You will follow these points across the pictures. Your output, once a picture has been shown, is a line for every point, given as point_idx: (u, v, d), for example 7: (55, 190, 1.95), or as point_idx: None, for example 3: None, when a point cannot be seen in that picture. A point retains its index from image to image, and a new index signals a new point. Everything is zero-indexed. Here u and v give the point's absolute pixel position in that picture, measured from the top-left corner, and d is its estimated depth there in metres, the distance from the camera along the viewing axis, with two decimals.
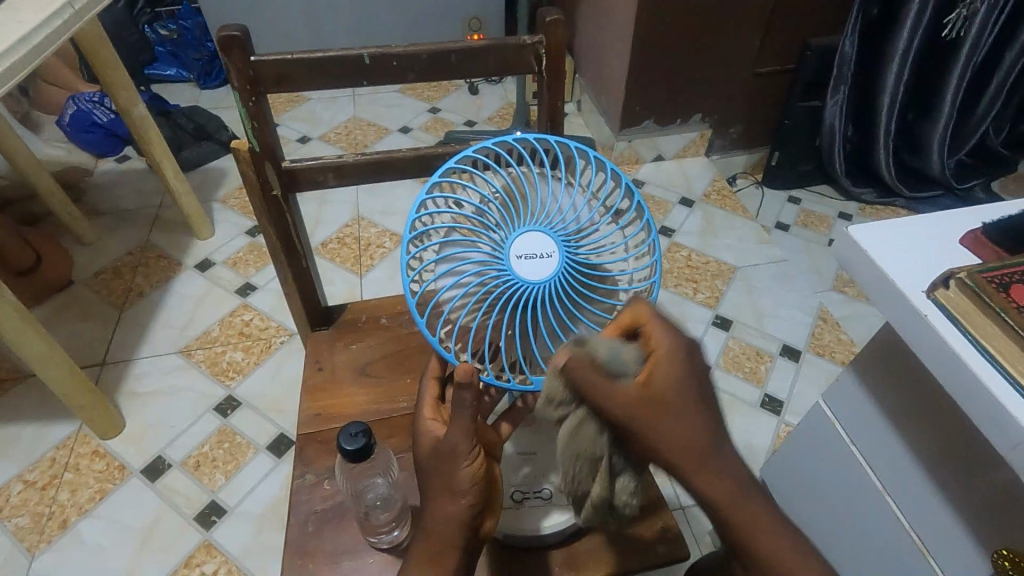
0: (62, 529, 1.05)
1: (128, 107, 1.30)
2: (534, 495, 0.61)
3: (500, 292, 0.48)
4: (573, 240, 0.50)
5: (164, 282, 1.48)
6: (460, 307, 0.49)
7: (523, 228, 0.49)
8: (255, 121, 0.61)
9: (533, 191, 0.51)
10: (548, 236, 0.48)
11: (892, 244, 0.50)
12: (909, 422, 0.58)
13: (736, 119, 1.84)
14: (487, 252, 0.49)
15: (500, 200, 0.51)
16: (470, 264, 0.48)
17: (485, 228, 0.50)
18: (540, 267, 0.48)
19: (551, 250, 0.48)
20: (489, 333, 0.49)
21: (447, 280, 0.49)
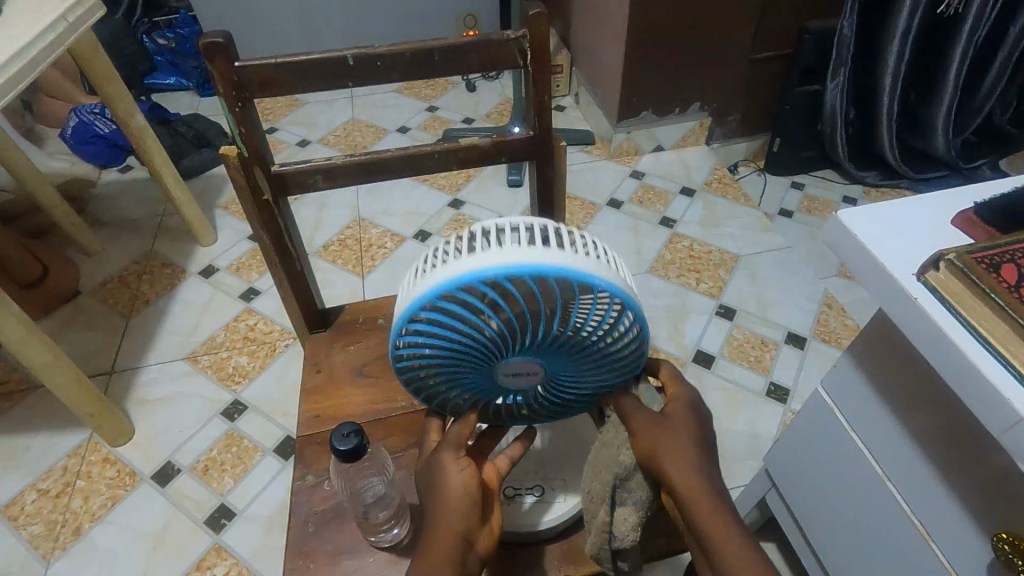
0: (76, 535, 1.06)
1: (126, 117, 1.31)
2: (524, 492, 0.63)
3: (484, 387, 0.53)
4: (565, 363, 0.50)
5: (169, 289, 1.50)
6: (452, 393, 0.54)
7: (515, 357, 0.49)
8: (242, 127, 0.62)
9: (534, 340, 0.47)
10: (537, 364, 0.50)
11: (882, 227, 0.50)
12: (909, 411, 0.57)
13: (735, 106, 1.83)
14: (479, 372, 0.50)
15: (498, 339, 0.47)
16: (462, 370, 0.50)
17: (479, 359, 0.49)
18: (523, 380, 0.52)
19: (539, 371, 0.51)
20: (476, 407, 0.55)
21: (439, 380, 0.52)
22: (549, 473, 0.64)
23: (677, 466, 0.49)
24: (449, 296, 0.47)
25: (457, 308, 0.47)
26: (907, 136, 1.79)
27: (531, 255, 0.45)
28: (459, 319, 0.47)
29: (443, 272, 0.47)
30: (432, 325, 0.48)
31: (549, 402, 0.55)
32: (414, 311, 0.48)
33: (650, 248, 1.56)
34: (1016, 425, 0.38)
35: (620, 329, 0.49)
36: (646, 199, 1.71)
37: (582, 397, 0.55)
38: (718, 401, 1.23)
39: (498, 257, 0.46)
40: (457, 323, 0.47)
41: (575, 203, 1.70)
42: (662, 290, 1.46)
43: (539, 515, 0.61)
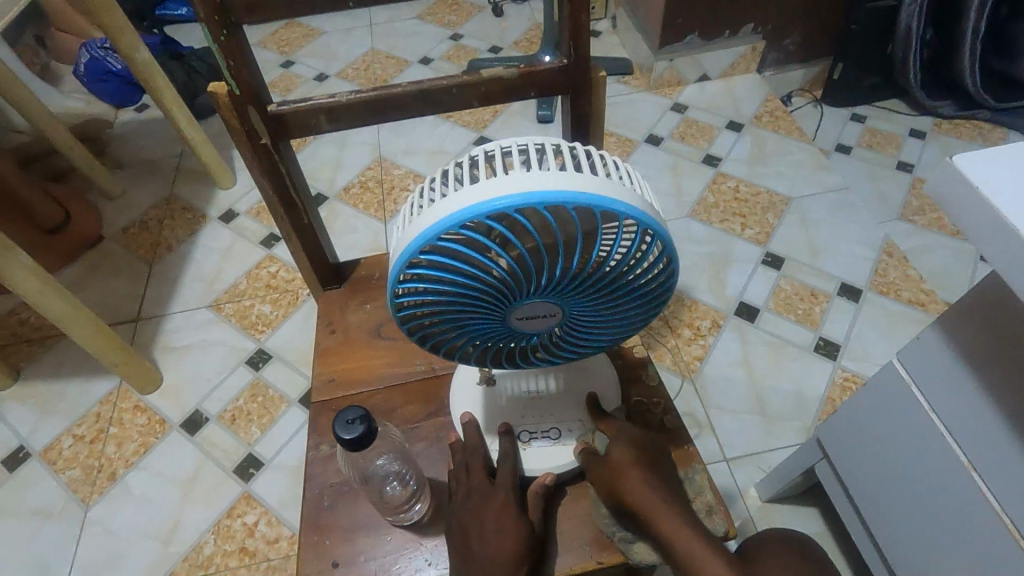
0: (112, 480, 1.08)
1: (130, 51, 1.23)
2: (542, 435, 0.59)
3: (491, 332, 0.46)
4: (582, 300, 0.44)
5: (190, 234, 1.46)
6: (462, 339, 0.48)
7: (530, 299, 0.42)
8: (230, 60, 0.54)
9: (548, 277, 0.40)
10: (553, 303, 0.43)
11: (1009, 176, 0.39)
12: (1011, 394, 0.49)
13: (793, 26, 1.63)
14: (489, 313, 0.44)
15: (511, 281, 0.40)
16: (469, 314, 0.44)
17: (490, 299, 0.42)
18: (536, 322, 0.45)
19: (556, 310, 0.44)
20: (488, 351, 0.50)
21: (446, 326, 0.45)
22: (565, 412, 0.60)
23: (631, 488, 0.52)
24: (448, 236, 0.39)
25: (458, 247, 0.39)
26: (992, 59, 1.58)
27: (543, 181, 0.37)
28: (465, 261, 0.40)
29: (440, 208, 0.39)
30: (431, 267, 0.40)
31: (563, 343, 0.49)
32: (409, 257, 0.40)
33: (692, 190, 1.44)
34: None
35: (646, 258, 0.42)
36: (688, 135, 1.57)
37: (604, 334, 0.49)
38: (762, 358, 1.15)
39: (504, 186, 0.37)
40: (462, 263, 0.40)
41: (610, 140, 1.58)
42: (703, 236, 1.35)
43: (563, 456, 0.58)
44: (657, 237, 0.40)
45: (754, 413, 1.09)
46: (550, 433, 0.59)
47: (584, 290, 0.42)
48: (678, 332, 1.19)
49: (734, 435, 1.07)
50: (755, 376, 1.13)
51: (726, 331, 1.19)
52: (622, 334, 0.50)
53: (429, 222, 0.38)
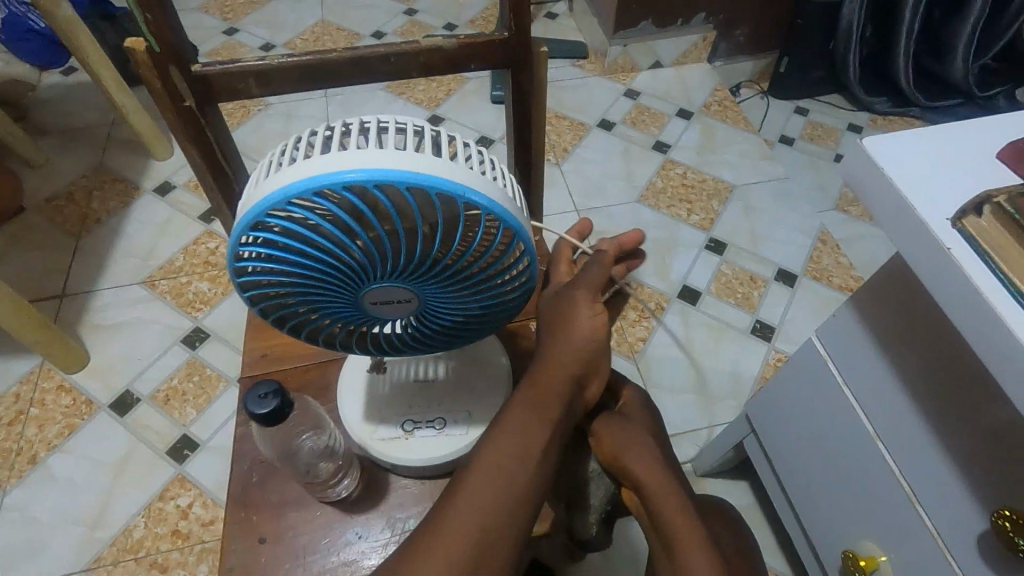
0: (32, 463, 1.03)
1: (51, 7, 1.15)
2: (425, 426, 0.56)
3: (344, 314, 0.44)
4: (441, 289, 0.43)
5: (122, 207, 1.38)
6: (316, 319, 0.45)
7: (385, 281, 0.41)
8: (148, 14, 0.50)
9: (405, 261, 0.39)
10: (410, 290, 0.42)
11: (915, 162, 0.41)
12: (919, 368, 0.52)
13: (742, 18, 1.67)
14: (338, 294, 0.42)
15: (365, 260, 0.38)
16: (321, 292, 0.41)
17: (336, 280, 0.40)
18: (391, 308, 0.44)
19: (411, 299, 0.43)
20: (345, 335, 0.47)
21: (292, 302, 0.42)
22: (453, 401, 0.57)
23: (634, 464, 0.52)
24: (298, 203, 0.36)
25: (309, 218, 0.37)
26: (925, 59, 1.65)
27: (402, 161, 0.35)
28: (315, 234, 0.37)
29: (289, 172, 0.36)
30: (281, 237, 0.37)
31: (427, 334, 0.48)
32: (252, 221, 0.37)
33: (642, 175, 1.46)
34: None
35: (507, 255, 0.42)
36: (640, 122, 1.59)
37: (470, 328, 0.48)
38: (703, 340, 1.19)
39: (362, 157, 0.35)
40: (313, 235, 0.37)
41: (564, 123, 1.58)
42: (651, 221, 1.38)
43: (440, 450, 0.55)
44: (518, 235, 0.40)
45: (692, 392, 1.13)
46: (434, 424, 0.56)
47: (443, 277, 0.41)
48: (624, 314, 1.22)
49: (674, 414, 1.10)
50: (695, 357, 1.17)
51: (670, 313, 1.23)
52: (488, 328, 0.49)
53: (278, 185, 0.35)
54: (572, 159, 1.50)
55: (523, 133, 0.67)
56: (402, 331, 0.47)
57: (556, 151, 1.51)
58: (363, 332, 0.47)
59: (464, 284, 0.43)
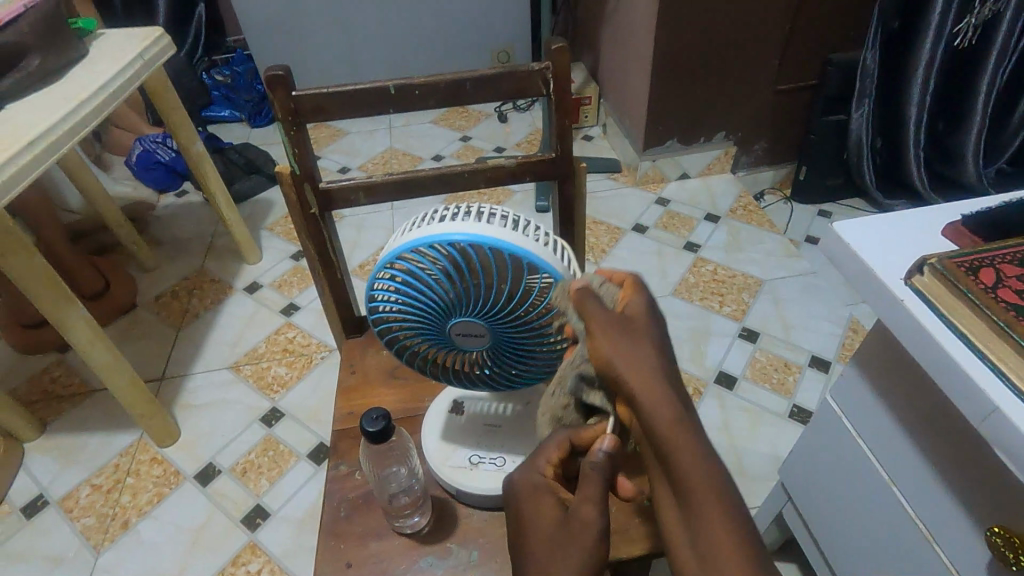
0: (124, 528, 1.14)
1: (188, 144, 1.44)
2: (487, 462, 0.66)
3: (435, 344, 0.58)
4: (507, 336, 0.55)
5: (217, 303, 1.60)
6: (415, 346, 0.59)
7: (468, 323, 0.54)
8: (296, 148, 0.70)
9: (483, 308, 0.52)
10: (485, 333, 0.55)
11: (875, 236, 0.51)
12: (908, 410, 0.56)
13: (760, 135, 1.88)
14: (433, 328, 0.56)
15: (455, 304, 0.52)
16: (420, 324, 0.55)
17: (436, 310, 0.54)
18: (467, 344, 0.57)
19: (485, 338, 0.55)
20: (430, 360, 0.60)
21: (401, 323, 0.56)
22: (511, 446, 0.67)
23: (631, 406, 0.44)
24: (421, 253, 0.52)
25: (424, 267, 0.52)
26: (938, 165, 1.78)
27: (508, 235, 0.51)
28: (426, 279, 0.52)
29: (419, 231, 0.52)
30: (404, 277, 0.53)
31: (491, 373, 0.60)
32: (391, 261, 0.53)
33: (674, 272, 1.60)
34: (992, 412, 0.39)
35: (563, 321, 0.54)
36: (671, 225, 1.75)
37: (525, 376, 0.60)
38: (740, 422, 1.24)
39: (468, 227, 0.51)
40: (425, 279, 0.52)
41: (601, 228, 1.76)
42: (685, 313, 1.49)
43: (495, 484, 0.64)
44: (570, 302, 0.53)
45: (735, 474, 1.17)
46: (495, 462, 0.66)
47: (508, 326, 0.54)
48: None
49: None
50: (735, 440, 1.21)
51: (707, 397, 1.29)
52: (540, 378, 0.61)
53: (415, 238, 0.52)
54: (609, 258, 1.65)
55: (567, 231, 0.82)
56: (472, 367, 0.60)
57: (595, 252, 1.67)
58: (445, 365, 0.61)
59: (525, 334, 0.55)
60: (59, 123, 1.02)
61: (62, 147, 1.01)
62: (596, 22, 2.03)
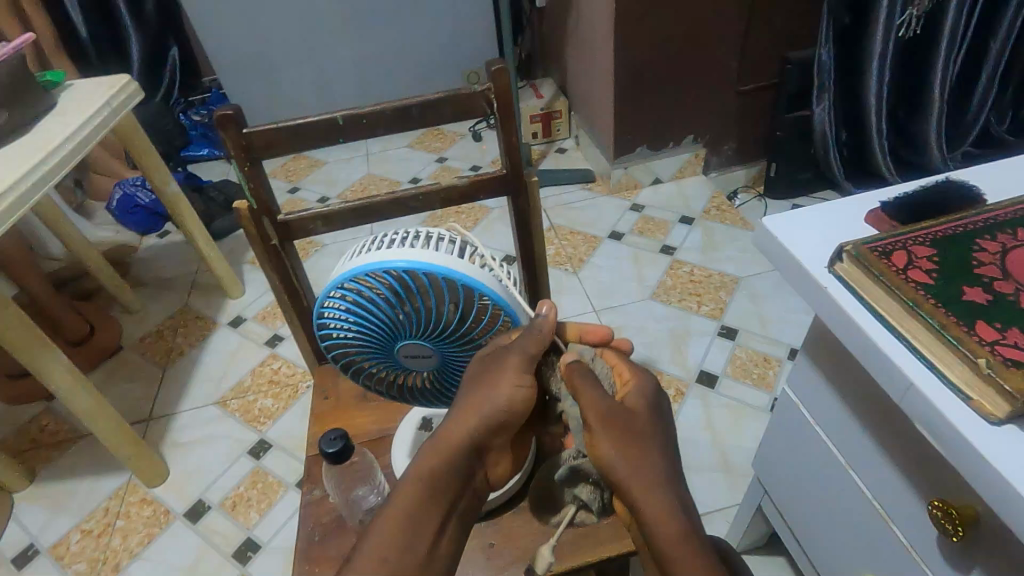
0: (116, 571, 1.14)
1: (162, 186, 1.47)
2: None
3: (388, 366, 0.60)
4: (456, 352, 0.58)
5: (202, 339, 1.61)
6: (370, 369, 0.61)
7: (416, 344, 0.56)
8: (252, 183, 0.72)
9: (429, 329, 0.54)
10: (434, 352, 0.57)
11: (801, 227, 0.53)
12: (849, 392, 0.58)
13: (728, 136, 1.91)
14: (384, 352, 0.57)
15: (402, 327, 0.54)
16: (369, 347, 0.57)
17: (382, 333, 0.55)
18: (420, 364, 0.59)
19: (433, 358, 0.57)
20: (383, 377, 0.62)
21: (350, 345, 0.57)
22: None
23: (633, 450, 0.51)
24: (362, 281, 0.53)
25: (367, 295, 0.53)
26: (903, 152, 1.81)
27: (449, 262, 0.53)
28: (370, 305, 0.54)
29: (359, 260, 0.54)
30: (349, 306, 0.54)
31: (447, 388, 0.62)
32: (334, 291, 0.54)
33: (652, 276, 1.62)
34: (909, 388, 0.41)
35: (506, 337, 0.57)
36: (646, 230, 1.78)
37: None
38: (723, 420, 1.25)
39: (406, 253, 0.52)
40: (370, 306, 0.54)
41: (578, 238, 1.78)
42: (664, 315, 1.50)
43: None
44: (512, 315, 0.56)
45: (720, 471, 1.17)
46: None
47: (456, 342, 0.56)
48: None
49: (703, 493, 1.14)
50: (719, 437, 1.22)
51: (689, 397, 1.30)
52: None
53: (353, 268, 0.53)
54: (587, 266, 1.67)
55: (526, 244, 0.84)
56: (428, 385, 0.62)
57: (573, 262, 1.69)
58: (401, 384, 0.62)
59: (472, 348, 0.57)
60: (29, 173, 1.04)
61: (33, 198, 1.03)
62: (560, 37, 2.08)
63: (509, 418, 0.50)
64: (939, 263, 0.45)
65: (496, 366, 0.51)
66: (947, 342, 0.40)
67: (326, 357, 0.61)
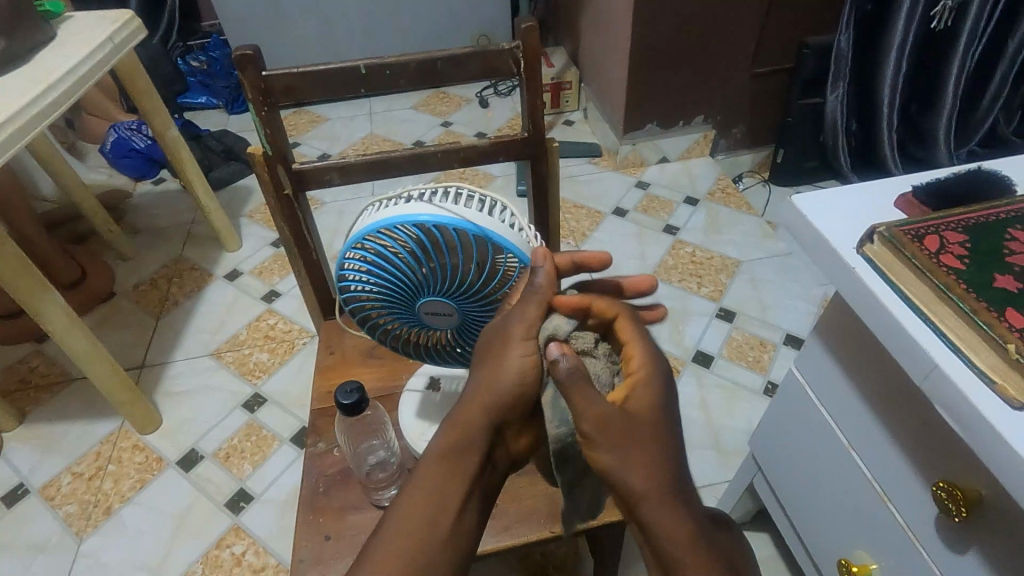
0: (107, 515, 1.14)
1: (162, 130, 1.42)
2: None
3: (405, 323, 0.60)
4: (475, 312, 0.57)
5: (197, 290, 1.59)
6: (387, 325, 0.61)
7: (436, 303, 0.55)
8: (268, 130, 0.70)
9: (450, 287, 0.54)
10: (454, 312, 0.57)
11: (831, 206, 0.53)
12: (860, 374, 0.59)
13: (738, 119, 1.90)
14: (404, 308, 0.57)
15: (423, 284, 0.54)
16: (389, 303, 0.57)
17: (404, 288, 0.55)
18: (438, 323, 0.58)
19: (452, 317, 0.57)
20: (399, 334, 0.61)
21: (368, 299, 0.57)
22: None
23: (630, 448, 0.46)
24: (387, 234, 0.53)
25: (390, 249, 0.53)
26: (910, 147, 1.81)
27: (476, 219, 0.52)
28: (393, 259, 0.53)
29: (384, 213, 0.53)
30: (371, 259, 0.54)
31: (462, 349, 0.62)
32: (357, 243, 0.54)
33: (654, 254, 1.62)
34: (934, 370, 0.41)
35: None
36: (651, 208, 1.77)
37: None
38: (717, 399, 1.27)
39: (433, 208, 0.52)
40: (391, 259, 0.53)
41: (582, 212, 1.77)
42: (664, 293, 1.51)
43: None
44: None
45: (710, 448, 1.20)
46: None
47: (477, 300, 0.56)
48: None
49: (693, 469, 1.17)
50: (712, 416, 1.24)
51: (684, 376, 1.32)
52: None
53: (379, 221, 0.53)
54: (590, 241, 1.67)
55: (541, 210, 0.83)
56: (443, 343, 0.61)
57: (575, 235, 1.69)
58: (416, 341, 0.62)
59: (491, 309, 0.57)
60: (27, 107, 1.00)
61: (31, 132, 1.00)
62: (575, 5, 2.03)
63: (523, 390, 0.49)
64: (970, 249, 0.45)
65: (499, 343, 0.50)
66: (976, 326, 0.40)
67: (343, 309, 0.61)
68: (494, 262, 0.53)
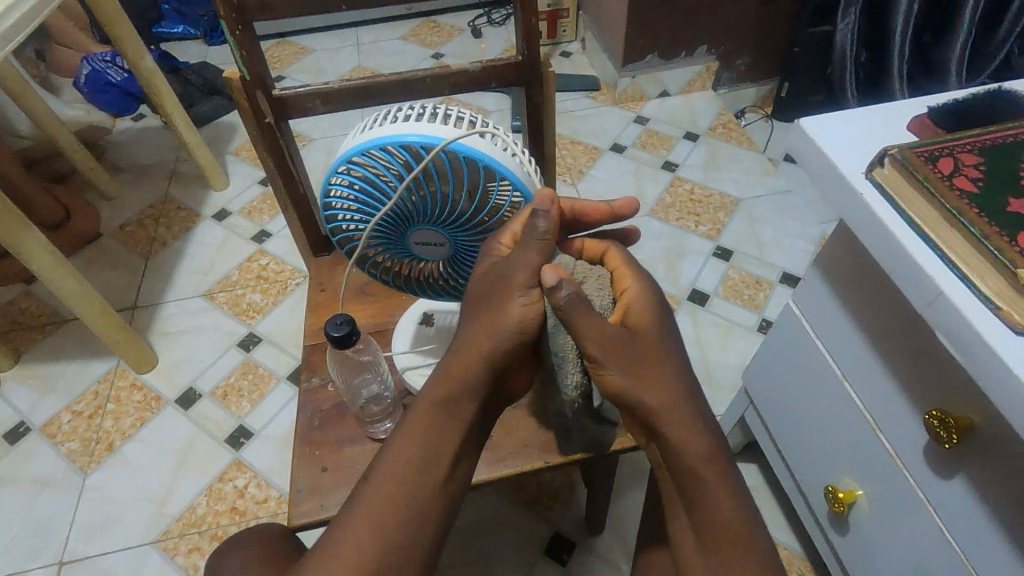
0: (109, 451, 1.16)
1: (137, 60, 1.35)
2: None
3: (395, 253, 0.58)
4: (467, 241, 0.55)
5: (185, 231, 1.55)
6: (377, 256, 0.59)
7: (427, 230, 0.54)
8: (243, 51, 0.65)
9: (441, 213, 0.52)
10: (445, 239, 0.55)
11: (840, 130, 0.50)
12: (860, 306, 0.58)
13: (743, 49, 1.81)
14: (393, 237, 0.55)
15: (413, 211, 0.52)
16: (377, 232, 0.54)
17: (392, 216, 0.53)
18: (430, 252, 0.57)
19: (444, 246, 0.55)
20: (389, 265, 0.60)
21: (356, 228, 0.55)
22: None
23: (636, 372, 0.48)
24: (373, 157, 0.50)
25: (378, 173, 0.50)
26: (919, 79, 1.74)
27: (467, 140, 0.49)
28: (381, 184, 0.51)
29: (369, 134, 0.50)
30: (357, 184, 0.52)
31: (455, 279, 0.61)
32: (342, 166, 0.51)
33: (652, 192, 1.58)
34: (938, 297, 0.40)
35: None
36: (650, 144, 1.72)
37: None
38: (711, 336, 1.28)
39: (421, 128, 0.48)
40: (378, 184, 0.51)
41: (579, 148, 1.72)
42: (661, 232, 1.49)
43: None
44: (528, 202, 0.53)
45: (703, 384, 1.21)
46: None
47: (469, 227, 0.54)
48: None
49: None
50: (705, 354, 1.25)
51: (678, 314, 1.32)
52: None
53: (364, 143, 0.49)
54: (586, 178, 1.63)
55: (535, 141, 0.79)
56: (435, 273, 0.60)
57: (572, 173, 1.64)
58: (407, 272, 0.60)
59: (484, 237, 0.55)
60: None
61: None
62: None
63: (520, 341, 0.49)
64: (984, 172, 0.43)
65: (498, 287, 0.49)
66: (986, 250, 0.39)
67: (331, 240, 0.59)
68: (487, 187, 0.51)
